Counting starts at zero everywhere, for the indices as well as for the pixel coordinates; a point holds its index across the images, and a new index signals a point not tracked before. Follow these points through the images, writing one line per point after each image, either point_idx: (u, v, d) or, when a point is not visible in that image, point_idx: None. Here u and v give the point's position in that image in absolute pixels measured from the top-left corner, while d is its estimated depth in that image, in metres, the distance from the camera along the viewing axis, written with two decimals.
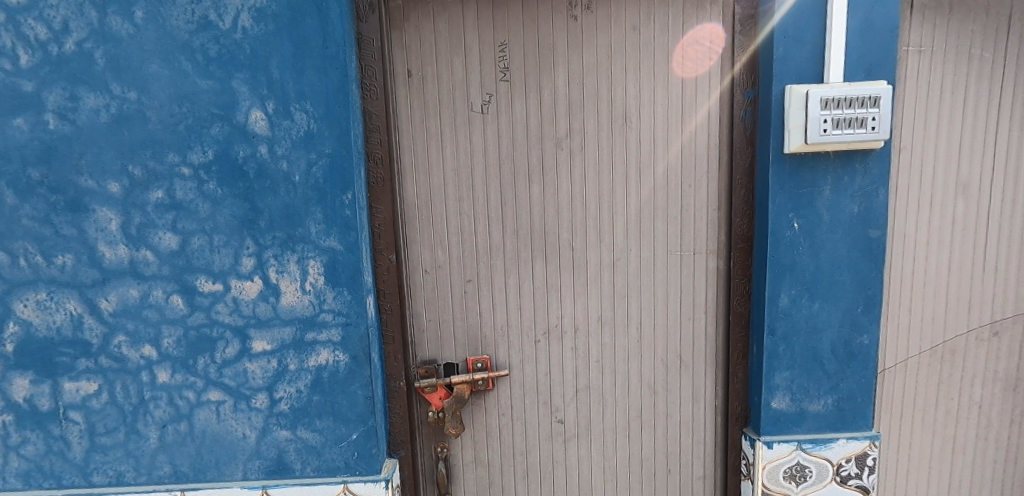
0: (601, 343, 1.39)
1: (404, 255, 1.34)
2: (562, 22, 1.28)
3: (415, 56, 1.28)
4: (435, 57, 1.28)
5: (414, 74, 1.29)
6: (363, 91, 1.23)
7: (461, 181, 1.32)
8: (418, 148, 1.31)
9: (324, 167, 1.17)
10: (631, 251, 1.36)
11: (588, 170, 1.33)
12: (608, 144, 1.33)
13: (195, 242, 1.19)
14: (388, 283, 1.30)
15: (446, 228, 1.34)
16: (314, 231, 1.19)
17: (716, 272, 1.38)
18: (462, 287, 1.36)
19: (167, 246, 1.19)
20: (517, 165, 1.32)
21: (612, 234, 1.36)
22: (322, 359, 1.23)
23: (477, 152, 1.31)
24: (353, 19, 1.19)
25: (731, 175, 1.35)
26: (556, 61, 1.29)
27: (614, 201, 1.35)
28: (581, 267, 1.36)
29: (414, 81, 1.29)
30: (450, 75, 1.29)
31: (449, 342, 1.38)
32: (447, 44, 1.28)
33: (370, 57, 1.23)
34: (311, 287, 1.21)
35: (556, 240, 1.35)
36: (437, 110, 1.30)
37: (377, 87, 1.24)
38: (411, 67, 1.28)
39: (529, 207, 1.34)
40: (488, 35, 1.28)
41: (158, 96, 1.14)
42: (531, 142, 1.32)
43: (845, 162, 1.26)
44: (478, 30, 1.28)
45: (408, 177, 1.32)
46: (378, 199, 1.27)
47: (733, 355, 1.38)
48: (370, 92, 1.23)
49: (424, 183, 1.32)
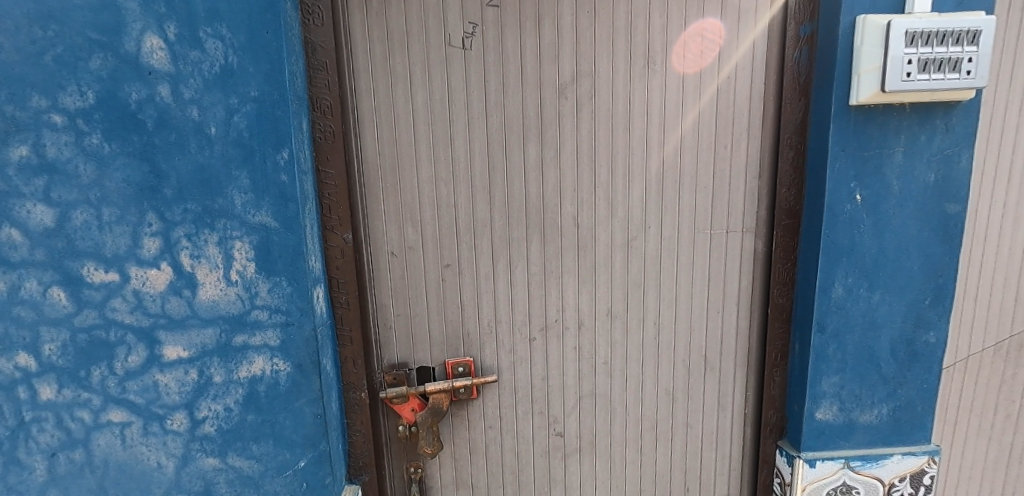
0: (610, 341, 1.14)
1: (366, 234, 1.05)
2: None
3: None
4: None
5: None
6: (303, 15, 0.94)
7: (436, 139, 1.03)
8: (380, 95, 1.00)
9: (249, 116, 0.87)
10: (650, 229, 1.09)
11: (599, 127, 1.05)
12: (624, 93, 1.04)
13: (78, 219, 0.78)
14: (343, 269, 1.02)
15: (417, 200, 1.05)
16: (239, 204, 0.89)
17: (753, 256, 1.12)
18: (439, 274, 1.08)
19: (40, 223, 0.75)
20: (508, 118, 1.03)
21: (627, 209, 1.08)
22: (256, 370, 0.95)
23: (456, 102, 1.01)
24: None
25: (777, 133, 1.07)
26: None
27: (631, 167, 1.07)
28: (587, 248, 1.09)
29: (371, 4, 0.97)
30: None
31: (424, 343, 1.11)
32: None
33: None
34: (238, 276, 0.91)
35: (557, 216, 1.08)
36: (402, 44, 0.99)
37: (321, 10, 0.94)
38: None
39: (524, 173, 1.05)
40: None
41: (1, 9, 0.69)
42: (527, 89, 1.02)
43: (923, 118, 1.00)
44: None
45: (368, 133, 1.02)
46: (328, 161, 0.98)
47: (770, 355, 1.14)
48: (313, 16, 0.94)
49: (389, 140, 1.02)
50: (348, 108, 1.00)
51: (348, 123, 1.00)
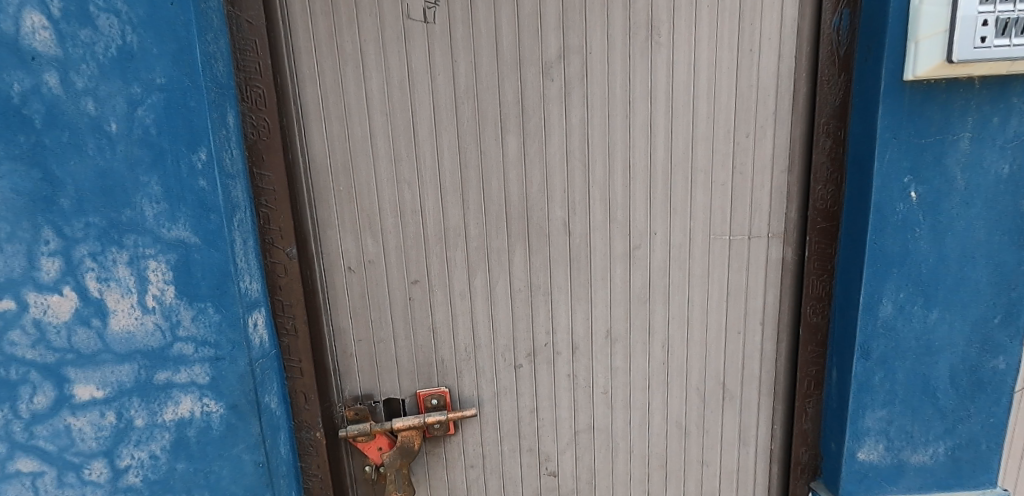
0: (610, 367, 0.97)
1: (316, 247, 0.89)
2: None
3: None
4: None
5: None
6: None
7: (396, 133, 0.86)
8: (326, 81, 0.84)
9: (157, 108, 0.71)
10: (656, 235, 0.92)
11: (593, 114, 0.87)
12: (622, 72, 0.86)
13: None
14: (289, 289, 0.86)
15: (377, 206, 0.88)
16: (151, 215, 0.73)
17: (781, 266, 0.93)
18: (405, 292, 0.92)
19: None
20: (482, 105, 0.86)
21: (627, 212, 0.91)
22: (182, 412, 0.79)
23: (417, 88, 0.84)
24: None
25: (811, 117, 0.88)
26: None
27: (632, 162, 0.89)
28: (581, 260, 0.92)
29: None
30: None
31: (390, 372, 0.95)
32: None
33: None
34: (155, 303, 0.75)
35: (543, 222, 0.90)
36: (349, 18, 0.82)
37: None
38: None
39: (502, 172, 0.88)
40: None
41: None
42: (504, 70, 0.85)
43: (997, 95, 0.80)
44: None
45: (314, 127, 0.85)
46: (264, 161, 0.82)
47: (801, 383, 0.96)
48: None
49: (339, 135, 0.85)
50: (287, 97, 0.83)
51: (288, 116, 0.84)
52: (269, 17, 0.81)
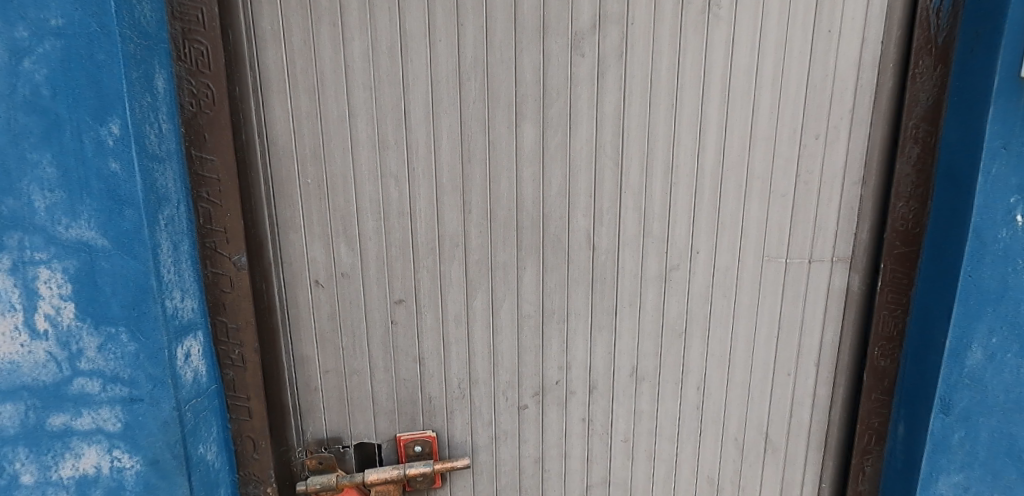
0: (633, 411, 0.80)
1: (275, 254, 0.70)
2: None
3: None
4: None
5: None
6: None
7: (382, 114, 0.67)
8: (294, 42, 0.65)
9: (50, 61, 0.51)
10: (698, 255, 0.75)
11: (630, 102, 0.70)
12: (670, 50, 0.68)
13: None
14: (237, 307, 0.67)
15: (354, 205, 0.70)
16: (41, 207, 0.53)
17: (845, 297, 0.77)
18: (386, 314, 0.73)
19: None
20: (493, 84, 0.68)
21: (666, 226, 0.74)
22: (84, 468, 0.59)
23: (412, 57, 0.66)
24: None
25: (895, 117, 0.72)
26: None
27: (675, 163, 0.72)
28: (605, 281, 0.75)
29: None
30: None
31: (365, 410, 0.76)
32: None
33: None
34: (46, 326, 0.55)
35: (561, 234, 0.73)
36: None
37: None
38: None
39: (514, 169, 0.70)
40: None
41: None
42: (524, 40, 0.67)
43: None
44: None
45: (276, 100, 0.66)
46: (206, 141, 0.63)
47: (861, 437, 0.80)
48: None
49: (310, 112, 0.66)
50: (241, 60, 0.64)
51: (242, 85, 0.65)
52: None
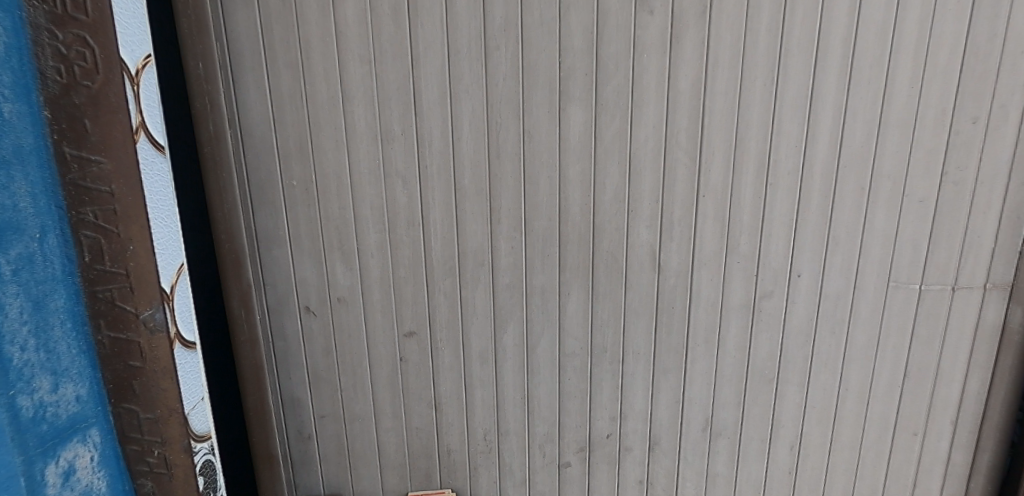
0: (705, 474, 0.63)
1: (256, 274, 0.56)
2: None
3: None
4: None
5: None
6: None
7: (385, 97, 0.52)
8: (270, 1, 0.49)
9: None
10: (799, 280, 0.57)
11: (715, 76, 0.51)
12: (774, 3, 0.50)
13: None
14: (152, 382, 0.41)
15: (352, 213, 0.55)
16: None
17: (999, 337, 0.57)
18: (394, 350, 0.58)
19: None
20: (530, 55, 0.51)
21: (757, 242, 0.56)
22: None
23: (424, 19, 0.50)
24: None
25: None
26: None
27: (772, 158, 0.54)
28: (674, 313, 0.58)
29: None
30: None
31: (370, 465, 0.62)
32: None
33: None
34: None
35: (617, 251, 0.56)
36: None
37: None
38: None
39: (557, 167, 0.54)
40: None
41: None
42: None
43: None
44: None
45: (251, 80, 0.51)
46: (89, 133, 0.36)
47: None
48: None
49: (293, 95, 0.52)
50: (205, 24, 0.49)
51: (205, 56, 0.50)
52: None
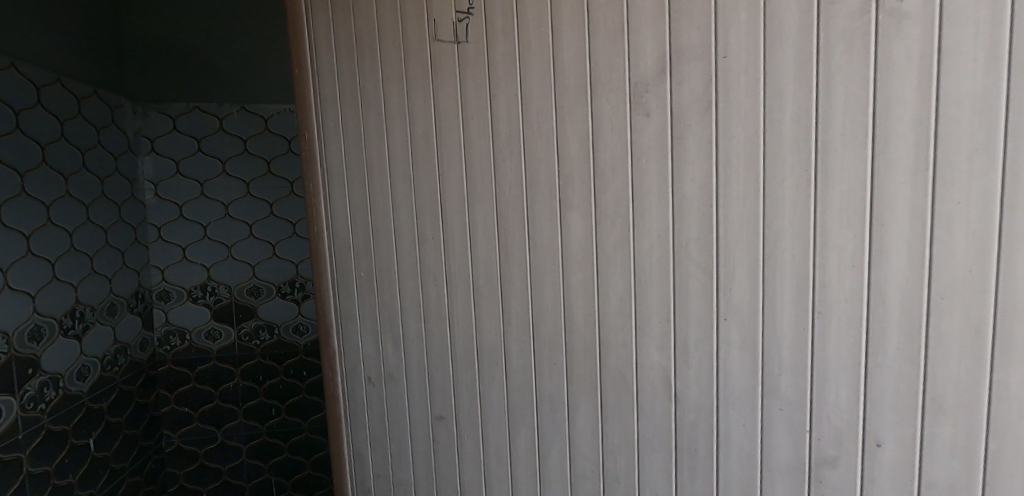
0: None
1: (338, 343, 0.69)
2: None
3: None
4: None
5: None
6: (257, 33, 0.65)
7: (420, 204, 0.60)
8: (348, 134, 0.63)
9: None
10: (879, 450, 0.41)
11: (728, 179, 0.43)
12: (802, 90, 0.40)
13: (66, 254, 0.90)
14: None
15: (399, 299, 0.63)
16: None
17: None
18: (427, 429, 0.63)
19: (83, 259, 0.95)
20: (530, 167, 0.52)
21: (805, 386, 0.42)
22: None
23: (444, 141, 0.57)
24: None
25: None
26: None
27: (817, 280, 0.41)
28: (698, 454, 0.48)
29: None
30: None
31: None
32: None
33: None
34: None
35: (626, 369, 0.50)
36: (371, 50, 0.60)
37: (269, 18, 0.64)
38: None
39: (561, 273, 0.52)
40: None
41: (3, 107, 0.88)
42: (564, 105, 0.49)
43: None
44: None
45: (337, 192, 0.66)
46: None
47: None
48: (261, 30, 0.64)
49: (361, 203, 0.64)
50: (312, 152, 0.66)
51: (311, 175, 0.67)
52: (293, 51, 0.65)
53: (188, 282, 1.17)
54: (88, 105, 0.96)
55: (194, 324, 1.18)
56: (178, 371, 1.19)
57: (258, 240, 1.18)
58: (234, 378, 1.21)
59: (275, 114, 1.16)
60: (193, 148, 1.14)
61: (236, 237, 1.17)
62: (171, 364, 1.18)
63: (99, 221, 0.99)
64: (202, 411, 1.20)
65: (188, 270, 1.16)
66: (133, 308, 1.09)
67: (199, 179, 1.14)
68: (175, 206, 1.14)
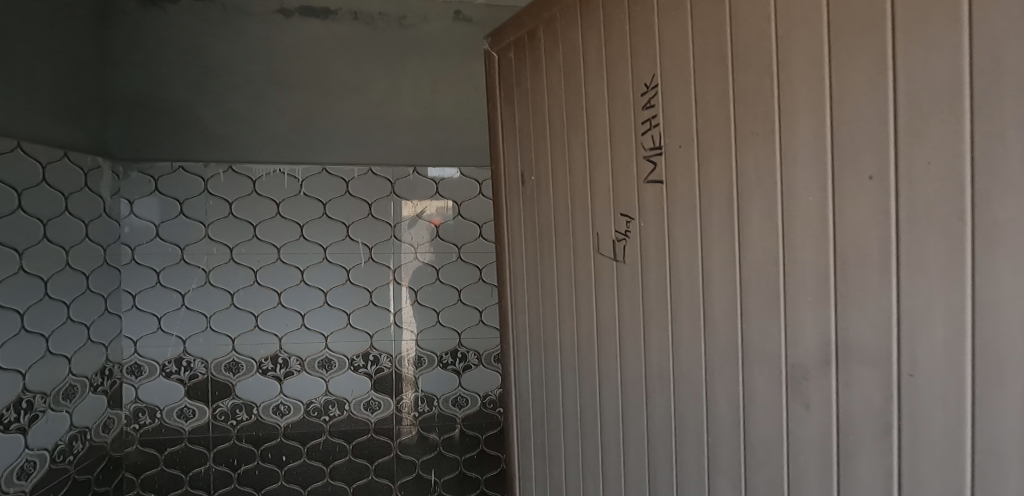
0: None
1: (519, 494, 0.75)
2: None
3: (521, 143, 0.69)
4: (548, 143, 0.64)
5: (524, 177, 0.68)
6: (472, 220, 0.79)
7: (584, 397, 0.61)
8: (531, 313, 0.70)
9: None
10: None
11: None
12: (876, 354, 0.33)
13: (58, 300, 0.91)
14: None
15: (564, 479, 0.65)
16: None
17: None
18: None
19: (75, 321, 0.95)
20: (678, 407, 0.48)
21: None
22: None
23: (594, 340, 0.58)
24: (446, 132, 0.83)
25: None
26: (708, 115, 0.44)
27: None
28: None
29: (526, 187, 0.68)
30: (568, 174, 0.61)
31: None
32: (561, 111, 0.61)
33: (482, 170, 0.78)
34: None
35: None
36: (546, 243, 0.65)
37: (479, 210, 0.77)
38: (523, 169, 0.69)
39: None
40: (614, 75, 0.53)
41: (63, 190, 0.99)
42: (713, 358, 0.45)
43: None
44: (606, 75, 0.55)
45: (522, 361, 0.73)
46: None
47: None
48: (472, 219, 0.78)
49: (540, 377, 0.69)
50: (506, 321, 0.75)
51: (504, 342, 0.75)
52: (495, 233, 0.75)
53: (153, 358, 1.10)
54: (55, 171, 0.91)
55: (166, 402, 1.11)
56: (194, 450, 1.12)
57: (207, 306, 1.10)
58: (253, 456, 1.13)
59: (263, 175, 1.12)
60: (178, 206, 1.10)
61: (205, 303, 1.11)
62: (139, 445, 1.10)
63: (77, 313, 0.95)
64: (313, 490, 1.15)
65: (163, 343, 1.10)
66: (98, 386, 1.02)
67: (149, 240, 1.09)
68: (153, 273, 1.09)
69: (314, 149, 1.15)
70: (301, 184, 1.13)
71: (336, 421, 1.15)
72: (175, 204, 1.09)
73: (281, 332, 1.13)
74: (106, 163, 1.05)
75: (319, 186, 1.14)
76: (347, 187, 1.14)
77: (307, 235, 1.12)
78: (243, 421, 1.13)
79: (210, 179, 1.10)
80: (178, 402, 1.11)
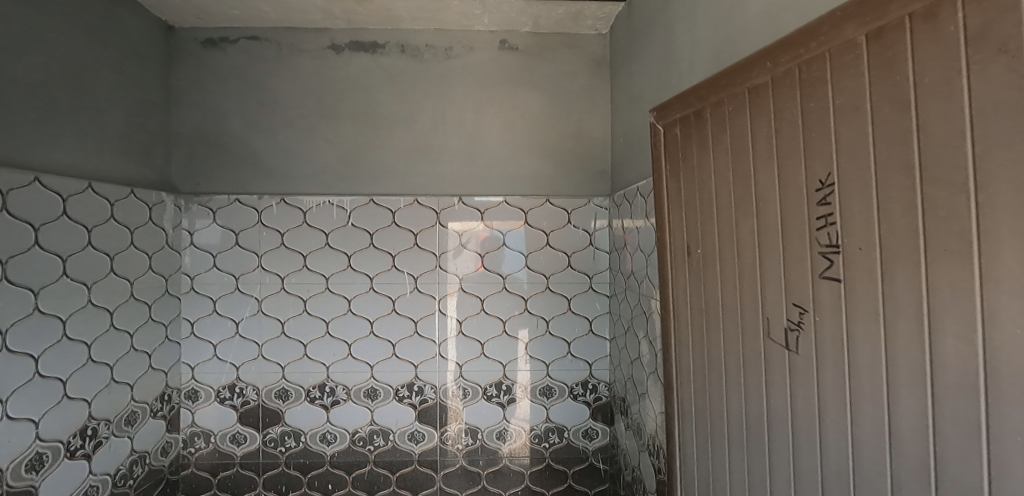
0: None
1: None
2: (851, 112, 0.72)
3: (682, 219, 1.10)
4: (823, 273, 0.77)
5: (796, 297, 0.82)
6: (723, 315, 0.98)
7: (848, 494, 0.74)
8: (782, 407, 0.85)
9: None
10: None
11: None
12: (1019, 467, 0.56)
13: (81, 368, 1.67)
14: None
15: None
16: None
17: None
18: None
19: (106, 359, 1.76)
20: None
21: None
22: None
23: (762, 377, 0.88)
24: (698, 233, 1.05)
25: None
26: (895, 183, 0.67)
27: None
28: None
29: (795, 309, 0.82)
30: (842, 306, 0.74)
31: None
32: (721, 195, 0.98)
33: (730, 273, 0.96)
34: None
35: None
36: (708, 292, 1.02)
37: (734, 309, 0.95)
38: (793, 291, 0.82)
39: None
40: (763, 168, 0.87)
41: (87, 263, 1.69)
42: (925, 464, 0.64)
43: None
44: (885, 234, 0.68)
45: (766, 447, 0.88)
46: None
47: None
48: (729, 315, 0.96)
49: (785, 462, 0.84)
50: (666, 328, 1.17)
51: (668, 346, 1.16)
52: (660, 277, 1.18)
53: (213, 380, 2.15)
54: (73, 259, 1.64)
55: (219, 426, 2.16)
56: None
57: (283, 330, 2.16)
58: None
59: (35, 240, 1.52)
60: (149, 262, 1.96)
61: (238, 312, 2.15)
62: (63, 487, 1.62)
63: (121, 321, 1.83)
64: None
65: (65, 414, 1.61)
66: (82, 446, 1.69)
67: (210, 267, 2.15)
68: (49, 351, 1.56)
69: (363, 162, 2.25)
70: (348, 209, 2.20)
71: (401, 396, 2.19)
72: (231, 234, 2.15)
73: (340, 355, 2.17)
74: (171, 198, 2.11)
75: (372, 214, 2.21)
76: (385, 208, 2.21)
77: (357, 265, 2.17)
78: (289, 446, 2.16)
79: (261, 207, 2.17)
80: (214, 358, 2.15)
